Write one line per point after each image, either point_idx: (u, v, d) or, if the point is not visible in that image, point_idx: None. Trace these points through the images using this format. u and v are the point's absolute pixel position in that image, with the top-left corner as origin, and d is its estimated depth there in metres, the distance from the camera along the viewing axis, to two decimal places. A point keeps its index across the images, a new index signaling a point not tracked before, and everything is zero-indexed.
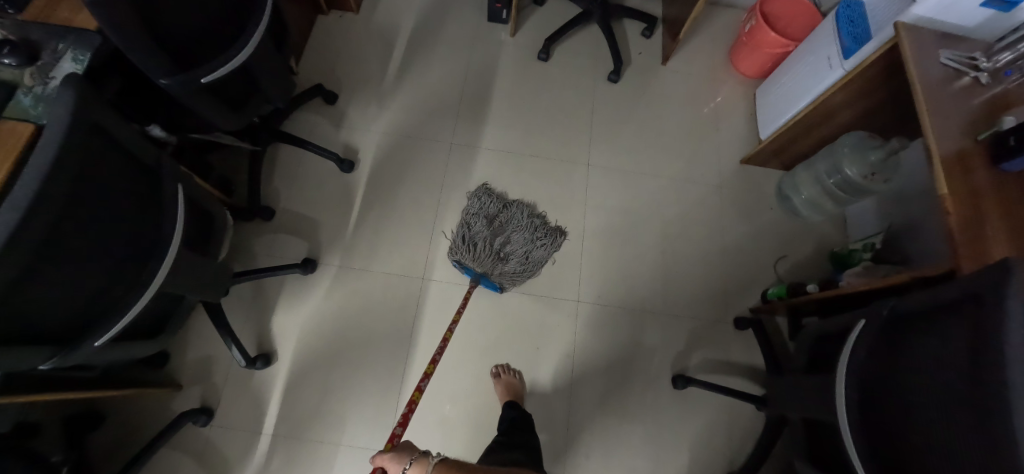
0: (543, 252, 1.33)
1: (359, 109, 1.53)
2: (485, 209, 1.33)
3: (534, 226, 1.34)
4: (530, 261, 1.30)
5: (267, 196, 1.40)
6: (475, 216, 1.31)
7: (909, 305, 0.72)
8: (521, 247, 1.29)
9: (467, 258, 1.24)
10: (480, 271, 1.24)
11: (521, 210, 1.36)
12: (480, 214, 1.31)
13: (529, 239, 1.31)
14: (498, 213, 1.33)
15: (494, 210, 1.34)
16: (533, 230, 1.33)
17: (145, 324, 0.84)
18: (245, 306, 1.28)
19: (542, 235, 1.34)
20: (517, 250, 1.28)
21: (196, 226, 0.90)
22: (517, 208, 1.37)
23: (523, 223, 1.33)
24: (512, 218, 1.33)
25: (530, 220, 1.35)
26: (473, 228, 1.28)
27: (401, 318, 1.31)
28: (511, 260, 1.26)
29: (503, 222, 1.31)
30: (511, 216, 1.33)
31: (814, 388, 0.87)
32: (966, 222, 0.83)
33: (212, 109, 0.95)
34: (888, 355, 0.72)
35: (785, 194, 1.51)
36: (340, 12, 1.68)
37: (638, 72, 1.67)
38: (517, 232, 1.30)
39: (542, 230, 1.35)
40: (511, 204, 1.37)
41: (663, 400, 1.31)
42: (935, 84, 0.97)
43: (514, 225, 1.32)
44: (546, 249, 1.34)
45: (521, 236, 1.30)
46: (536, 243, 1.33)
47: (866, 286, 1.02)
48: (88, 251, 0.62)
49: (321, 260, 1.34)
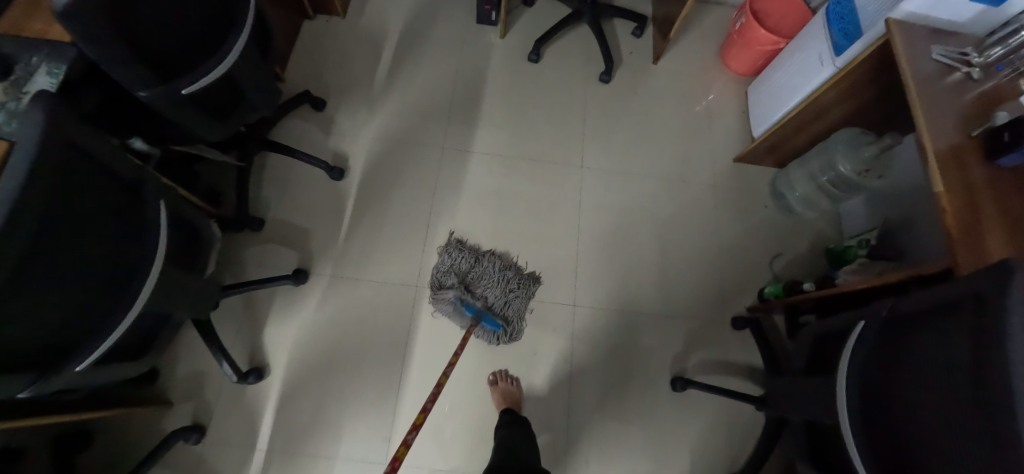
0: (520, 305, 1.30)
1: (348, 115, 1.51)
2: (457, 268, 1.31)
3: (507, 278, 1.31)
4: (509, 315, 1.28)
5: (255, 206, 1.37)
6: (446, 275, 1.30)
7: (910, 305, 0.71)
8: (498, 301, 1.28)
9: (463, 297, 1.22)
10: (480, 308, 1.23)
11: (494, 262, 1.32)
12: (451, 272, 1.30)
13: (503, 293, 1.29)
14: (470, 268, 1.31)
15: (466, 266, 1.32)
16: (506, 283, 1.31)
17: (136, 342, 0.81)
18: (234, 320, 1.25)
19: (516, 285, 1.32)
20: (495, 303, 1.28)
21: (181, 240, 0.87)
22: (489, 261, 1.33)
23: (496, 277, 1.31)
24: (484, 272, 1.31)
25: (503, 272, 1.32)
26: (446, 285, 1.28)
27: (396, 327, 1.29)
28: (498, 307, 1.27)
29: (476, 278, 1.30)
30: (483, 271, 1.31)
31: (813, 391, 0.86)
32: (963, 219, 0.82)
33: (196, 120, 0.93)
34: (889, 357, 0.71)
35: (779, 191, 1.50)
36: (327, 17, 1.66)
37: (629, 71, 1.66)
38: (491, 288, 1.29)
39: (516, 281, 1.32)
40: (483, 257, 1.33)
41: (662, 403, 1.30)
42: (927, 80, 0.96)
43: (487, 280, 1.30)
44: (523, 300, 1.31)
45: (495, 292, 1.28)
46: (512, 293, 1.30)
47: (862, 285, 1.01)
48: (68, 273, 0.60)
49: (312, 271, 1.32)
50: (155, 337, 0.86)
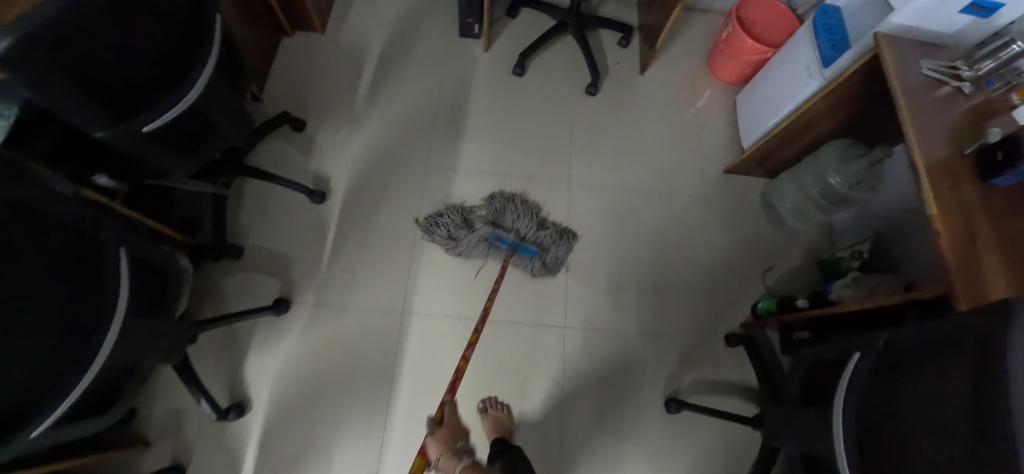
0: (553, 232, 1.36)
1: (329, 135, 1.47)
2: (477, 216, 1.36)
3: (531, 211, 1.38)
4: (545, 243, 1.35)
5: (233, 233, 1.32)
6: (467, 226, 1.34)
7: (907, 339, 0.69)
8: (530, 231, 1.35)
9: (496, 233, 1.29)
10: (515, 239, 1.30)
11: (512, 201, 1.38)
12: (471, 221, 1.35)
13: (532, 224, 1.36)
14: (491, 211, 1.37)
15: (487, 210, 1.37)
16: (532, 215, 1.37)
17: (98, 396, 0.77)
18: (214, 354, 1.21)
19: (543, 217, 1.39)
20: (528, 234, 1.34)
21: (150, 286, 0.83)
22: (508, 200, 1.39)
23: (519, 211, 1.37)
24: (507, 210, 1.37)
25: (525, 207, 1.38)
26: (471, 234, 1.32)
27: (382, 356, 1.25)
28: (530, 235, 1.34)
29: (500, 217, 1.36)
30: (505, 208, 1.37)
31: (808, 423, 0.83)
32: (958, 244, 0.80)
33: (159, 155, 0.88)
34: (885, 394, 0.69)
35: (770, 202, 1.48)
36: (305, 33, 1.61)
37: (616, 82, 1.63)
38: (519, 221, 1.35)
39: (540, 215, 1.39)
40: (501, 197, 1.39)
41: (655, 425, 1.27)
42: (917, 95, 0.94)
43: (512, 216, 1.36)
44: (555, 227, 1.37)
45: (524, 224, 1.35)
46: (541, 223, 1.37)
47: (857, 306, 0.99)
48: (26, 337, 0.56)
49: (294, 300, 1.28)
50: (123, 386, 0.82)
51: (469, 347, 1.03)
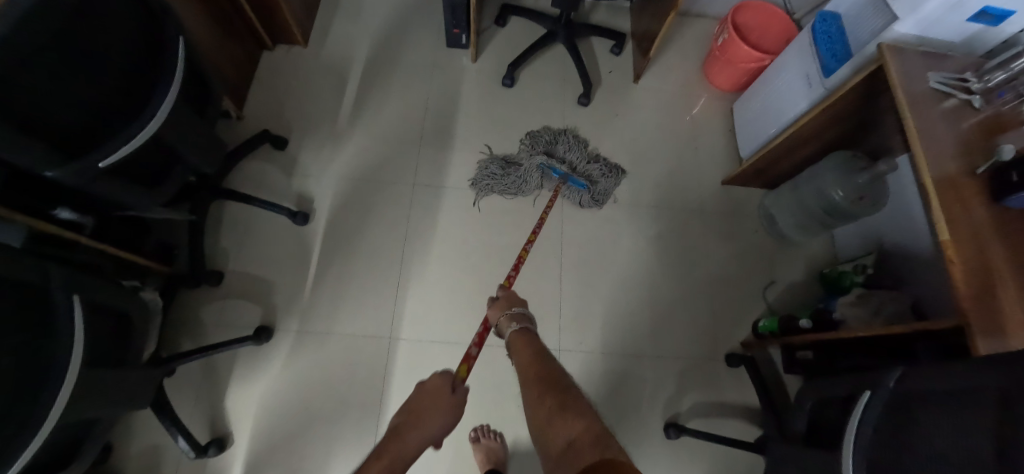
0: (602, 164, 1.43)
1: (312, 153, 1.42)
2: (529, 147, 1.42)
3: (582, 145, 1.45)
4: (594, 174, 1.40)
5: (213, 258, 1.27)
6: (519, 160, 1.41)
7: (921, 383, 0.65)
8: (581, 162, 1.41)
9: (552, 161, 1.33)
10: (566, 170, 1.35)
11: (567, 135, 1.45)
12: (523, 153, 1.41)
13: (581, 157, 1.42)
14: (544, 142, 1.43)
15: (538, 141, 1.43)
16: (581, 149, 1.44)
17: (56, 452, 0.72)
18: (193, 386, 1.16)
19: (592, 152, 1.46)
20: (580, 165, 1.41)
21: (110, 335, 0.78)
22: (561, 135, 1.45)
23: (571, 143, 1.43)
24: (560, 141, 1.43)
25: (576, 140, 1.45)
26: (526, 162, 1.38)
27: (369, 385, 1.20)
28: (579, 168, 1.40)
29: (552, 148, 1.42)
30: (558, 141, 1.44)
31: (814, 465, 0.78)
32: (971, 273, 0.75)
33: (121, 190, 0.83)
34: (902, 445, 0.63)
35: (770, 216, 1.43)
36: (287, 46, 1.56)
37: (609, 92, 1.58)
38: (570, 153, 1.42)
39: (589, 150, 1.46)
40: (552, 133, 1.46)
41: (655, 450, 1.22)
42: (925, 110, 0.89)
43: (564, 148, 1.42)
44: (602, 161, 1.44)
45: (575, 155, 1.42)
46: (590, 157, 1.44)
47: (862, 332, 0.95)
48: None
49: (278, 327, 1.23)
50: (87, 438, 0.77)
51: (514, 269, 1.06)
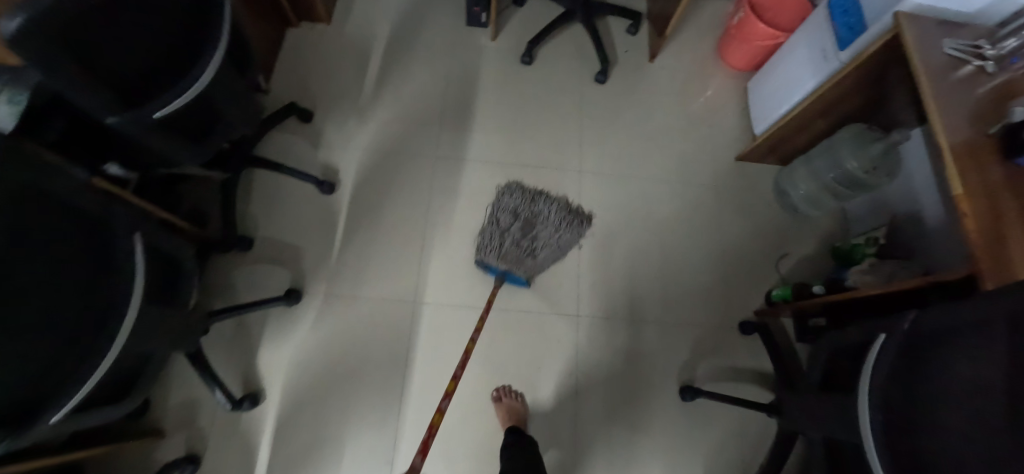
0: (570, 235, 1.32)
1: (337, 125, 1.46)
2: (512, 205, 1.31)
3: (562, 218, 1.31)
4: (559, 249, 1.30)
5: (243, 224, 1.32)
6: (500, 213, 1.30)
7: (933, 319, 0.68)
8: (549, 241, 1.27)
9: (498, 253, 1.22)
10: (503, 269, 1.22)
11: (549, 204, 1.33)
12: (506, 210, 1.30)
13: (554, 232, 1.28)
14: (526, 209, 1.30)
15: (522, 204, 1.32)
16: (559, 222, 1.30)
17: (114, 385, 0.76)
18: (227, 344, 1.21)
19: (569, 227, 1.31)
20: (544, 245, 1.26)
21: (163, 276, 0.82)
22: (546, 203, 1.34)
23: (552, 221, 1.29)
24: (541, 213, 1.30)
25: (559, 214, 1.31)
26: (501, 224, 1.27)
27: (395, 346, 1.24)
28: (540, 251, 1.25)
29: (531, 217, 1.28)
30: (540, 211, 1.30)
31: (830, 407, 0.82)
32: (984, 224, 0.78)
33: (172, 143, 0.88)
34: (914, 378, 0.68)
35: (783, 190, 1.46)
36: (311, 24, 1.60)
37: (625, 70, 1.61)
38: (544, 229, 1.27)
39: (569, 218, 1.33)
40: (540, 199, 1.34)
41: (670, 412, 1.26)
42: (938, 75, 0.92)
43: (542, 223, 1.28)
44: (570, 236, 1.32)
45: (548, 232, 1.27)
46: (563, 233, 1.30)
47: (876, 291, 0.98)
48: (34, 324, 0.55)
49: (306, 290, 1.27)
50: (139, 375, 0.81)
51: (446, 399, 0.99)
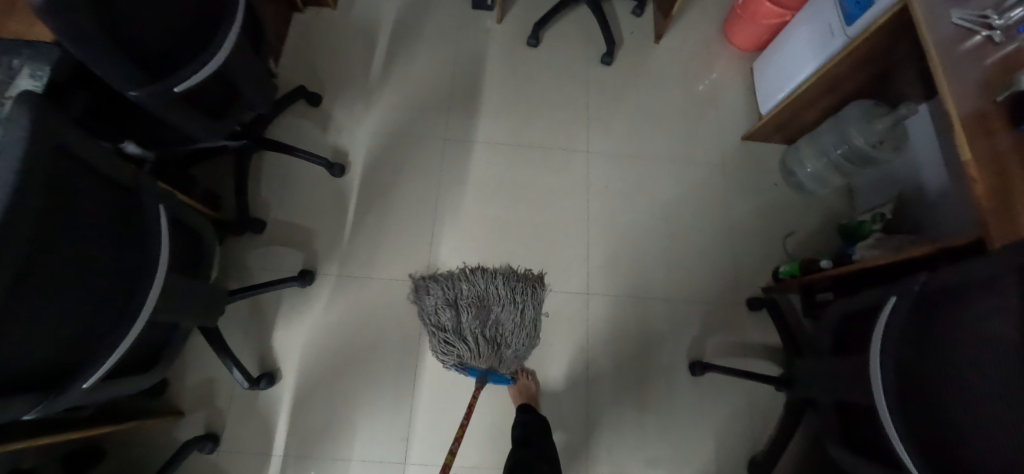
0: (535, 306, 1.15)
1: (345, 109, 1.47)
2: (451, 298, 1.11)
3: (512, 291, 1.13)
4: (530, 325, 1.13)
5: (255, 207, 1.33)
6: (443, 311, 1.11)
7: (944, 279, 0.70)
8: (514, 324, 1.11)
9: (467, 358, 1.09)
10: (485, 369, 1.10)
11: (491, 276, 1.14)
12: (447, 305, 1.11)
13: (515, 309, 1.12)
14: (470, 295, 1.12)
15: (461, 292, 1.12)
16: (513, 296, 1.12)
17: (141, 356, 0.78)
18: (243, 325, 1.22)
19: (527, 296, 1.14)
20: (512, 330, 1.10)
21: (186, 249, 0.84)
22: (487, 277, 1.14)
23: (505, 297, 1.12)
24: (488, 293, 1.12)
25: (508, 286, 1.13)
26: (452, 325, 1.10)
27: (408, 325, 1.26)
28: (512, 338, 1.10)
29: (481, 304, 1.11)
30: (485, 291, 1.12)
31: (840, 369, 0.84)
32: (994, 189, 0.80)
33: (192, 121, 0.89)
34: (930, 337, 0.69)
35: (789, 168, 1.47)
36: (318, 9, 1.60)
37: (631, 52, 1.61)
38: (501, 311, 1.11)
39: (521, 288, 1.14)
40: (477, 275, 1.14)
41: (680, 387, 1.28)
42: (948, 46, 0.93)
43: (496, 303, 1.11)
44: (535, 306, 1.15)
45: (508, 312, 1.11)
46: (524, 305, 1.13)
47: (884, 261, 1.00)
48: (71, 284, 0.56)
49: (319, 271, 1.28)
50: (164, 348, 0.83)
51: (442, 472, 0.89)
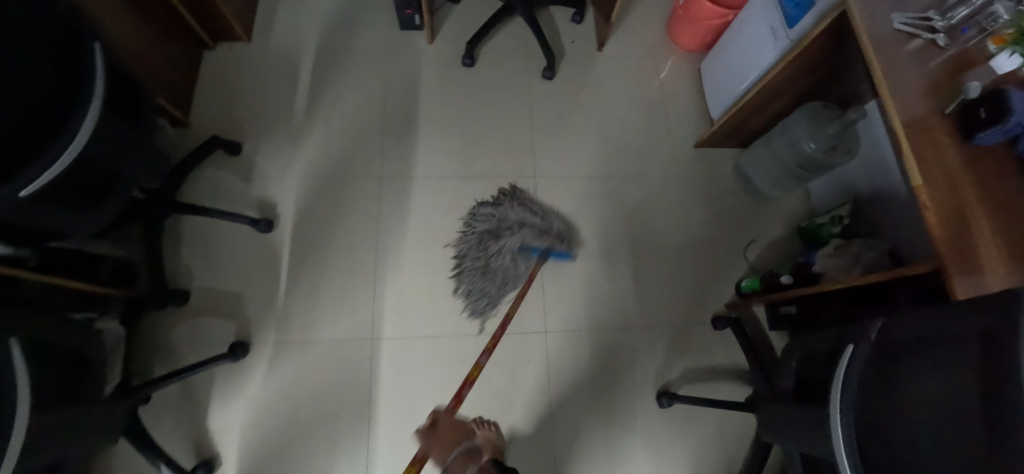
0: (529, 201, 1.34)
1: (269, 155, 1.34)
2: (474, 243, 1.28)
3: (503, 203, 1.31)
4: (538, 210, 1.32)
5: (175, 276, 1.21)
6: (476, 254, 1.26)
7: (907, 327, 0.63)
8: (526, 214, 1.29)
9: (524, 251, 1.24)
10: (545, 246, 1.25)
11: (484, 209, 1.31)
12: (474, 249, 1.27)
13: (518, 210, 1.30)
14: (480, 228, 1.29)
15: (475, 234, 1.28)
16: (508, 205, 1.31)
17: None
18: (174, 410, 1.12)
19: (516, 200, 1.33)
20: (530, 218, 1.29)
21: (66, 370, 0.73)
22: (482, 210, 1.31)
23: (505, 210, 1.30)
24: (492, 216, 1.30)
25: (499, 205, 1.31)
26: (491, 250, 1.25)
27: (356, 388, 1.17)
28: (536, 221, 1.29)
29: (494, 227, 1.28)
30: (488, 217, 1.30)
31: (799, 420, 0.78)
32: (946, 216, 0.74)
33: (55, 217, 0.76)
34: (888, 391, 0.63)
35: (746, 174, 1.42)
36: (229, 44, 1.46)
37: (574, 63, 1.52)
38: (511, 215, 1.29)
39: (507, 198, 1.33)
40: (476, 214, 1.31)
41: (650, 420, 1.23)
42: (890, 52, 0.86)
43: (506, 217, 1.29)
44: (529, 201, 1.33)
45: (514, 213, 1.29)
46: (521, 205, 1.31)
47: (842, 284, 0.95)
48: None
49: (254, 341, 1.18)
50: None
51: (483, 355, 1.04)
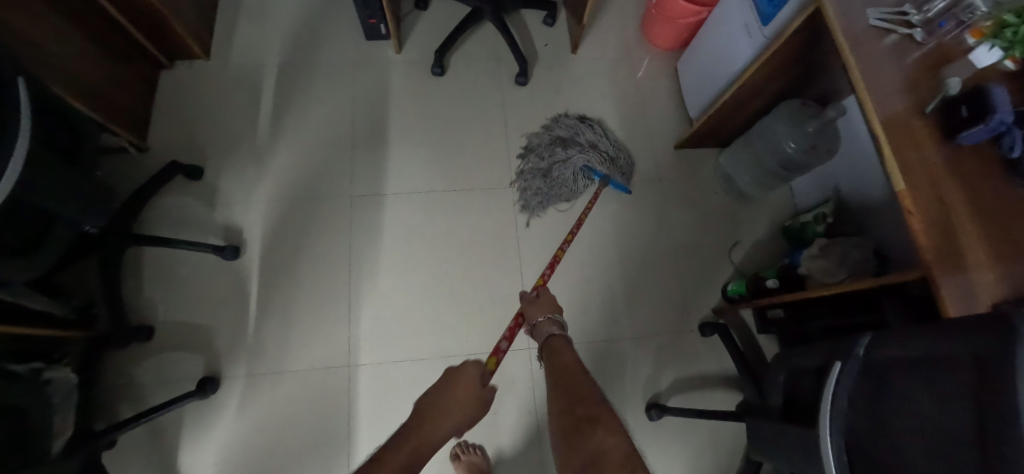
0: (606, 131, 1.41)
1: (233, 178, 1.29)
2: (543, 147, 1.36)
3: (582, 123, 1.39)
4: (611, 139, 1.39)
5: (138, 311, 1.15)
6: (543, 156, 1.35)
7: (892, 342, 0.57)
8: (599, 138, 1.37)
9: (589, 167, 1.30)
10: (606, 172, 1.30)
11: (561, 122, 1.40)
12: (542, 153, 1.35)
13: (592, 134, 1.37)
14: (551, 137, 1.38)
15: (547, 141, 1.37)
16: (586, 126, 1.39)
17: None
18: (141, 454, 1.07)
19: (593, 123, 1.40)
20: (601, 143, 1.36)
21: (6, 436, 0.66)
22: (558, 124, 1.40)
23: (582, 128, 1.38)
24: (567, 131, 1.38)
25: (576, 122, 1.40)
26: (558, 156, 1.33)
27: (333, 419, 1.12)
28: (605, 146, 1.36)
29: (565, 140, 1.36)
30: (564, 132, 1.38)
31: (787, 441, 0.75)
32: (931, 223, 0.71)
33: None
34: (876, 412, 0.57)
35: (728, 176, 1.39)
36: (187, 62, 1.39)
37: (548, 68, 1.48)
38: (586, 134, 1.37)
39: (586, 121, 1.40)
40: (552, 125, 1.40)
41: (641, 433, 1.19)
42: (864, 50, 0.82)
43: (580, 135, 1.37)
44: (606, 131, 1.40)
45: (590, 134, 1.37)
46: (596, 131, 1.38)
47: (827, 290, 0.92)
48: None
49: (224, 375, 1.13)
50: None
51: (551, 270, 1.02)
